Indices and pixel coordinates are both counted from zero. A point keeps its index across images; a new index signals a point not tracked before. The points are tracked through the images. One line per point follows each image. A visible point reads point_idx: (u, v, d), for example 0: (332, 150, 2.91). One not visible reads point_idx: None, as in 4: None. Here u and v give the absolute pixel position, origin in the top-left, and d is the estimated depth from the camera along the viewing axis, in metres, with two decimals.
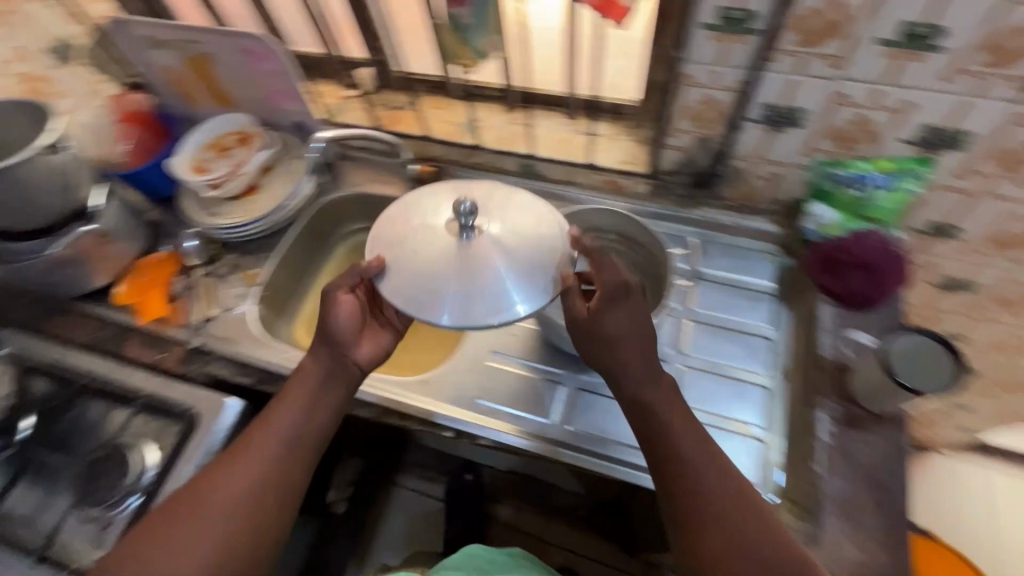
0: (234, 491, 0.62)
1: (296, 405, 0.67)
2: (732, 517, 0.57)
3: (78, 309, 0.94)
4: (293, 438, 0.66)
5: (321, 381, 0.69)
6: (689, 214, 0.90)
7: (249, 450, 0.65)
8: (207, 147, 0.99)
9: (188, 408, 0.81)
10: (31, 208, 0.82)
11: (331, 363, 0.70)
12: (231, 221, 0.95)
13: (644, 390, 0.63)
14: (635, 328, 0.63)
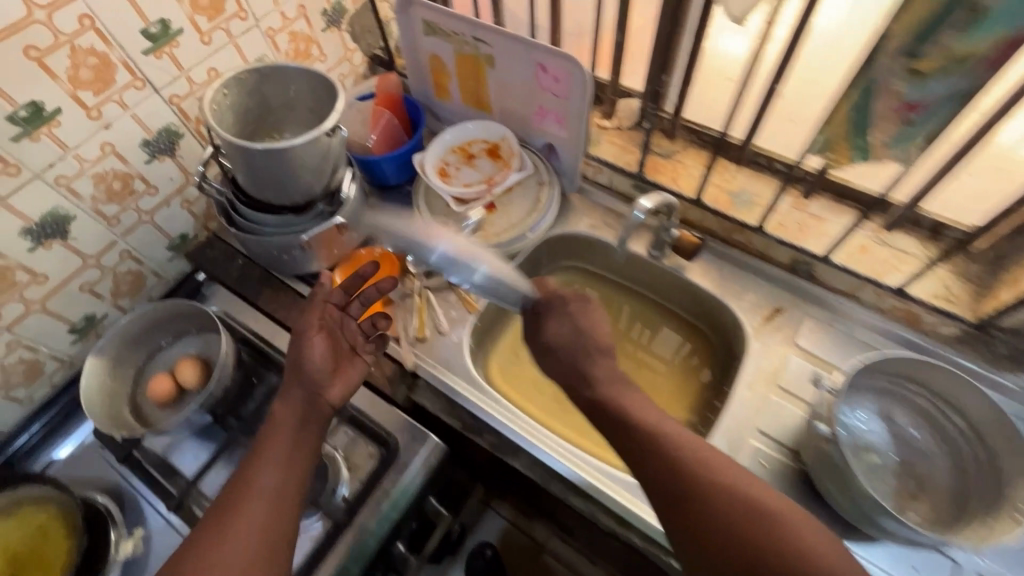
0: (228, 555, 0.54)
1: (278, 460, 0.61)
2: (756, 509, 0.52)
3: (292, 287, 0.90)
4: (280, 491, 0.59)
5: (298, 425, 0.64)
6: (1005, 381, 0.74)
7: (238, 505, 0.57)
8: (455, 150, 0.93)
9: (391, 438, 0.76)
10: (293, 188, 0.78)
11: (306, 405, 0.66)
12: (465, 238, 0.87)
13: (625, 406, 0.61)
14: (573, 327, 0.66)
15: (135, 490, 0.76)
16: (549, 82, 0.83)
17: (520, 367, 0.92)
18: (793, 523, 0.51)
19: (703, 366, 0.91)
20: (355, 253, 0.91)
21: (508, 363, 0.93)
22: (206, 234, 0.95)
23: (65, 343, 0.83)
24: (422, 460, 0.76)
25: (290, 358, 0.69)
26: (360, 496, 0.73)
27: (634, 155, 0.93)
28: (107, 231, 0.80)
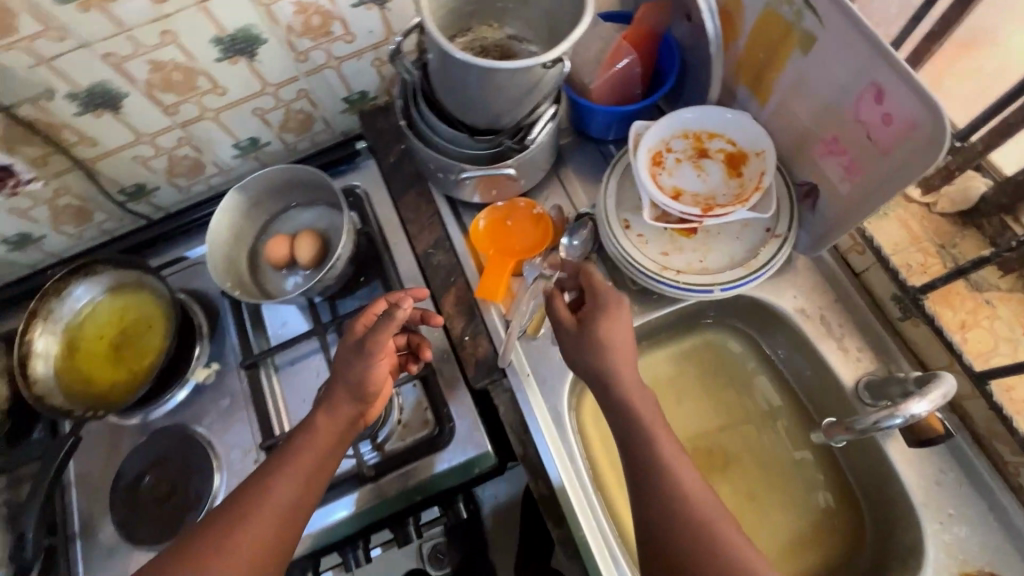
0: (242, 554, 0.56)
1: (299, 476, 0.61)
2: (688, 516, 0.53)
3: (435, 203, 0.80)
4: (294, 506, 0.60)
5: (333, 445, 0.63)
6: None
7: (252, 514, 0.58)
8: (690, 140, 0.69)
9: (450, 426, 0.69)
10: (477, 108, 0.64)
11: (349, 427, 0.64)
12: (637, 255, 0.69)
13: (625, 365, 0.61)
14: (600, 350, 0.61)
15: (226, 322, 0.80)
16: (873, 117, 0.54)
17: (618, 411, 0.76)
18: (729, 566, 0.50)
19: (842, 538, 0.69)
20: (515, 199, 0.77)
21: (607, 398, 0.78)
22: (386, 99, 0.86)
23: (227, 154, 0.83)
24: (472, 465, 0.69)
25: (341, 368, 0.65)
26: (397, 460, 0.69)
27: (926, 261, 0.64)
28: (293, 66, 0.74)
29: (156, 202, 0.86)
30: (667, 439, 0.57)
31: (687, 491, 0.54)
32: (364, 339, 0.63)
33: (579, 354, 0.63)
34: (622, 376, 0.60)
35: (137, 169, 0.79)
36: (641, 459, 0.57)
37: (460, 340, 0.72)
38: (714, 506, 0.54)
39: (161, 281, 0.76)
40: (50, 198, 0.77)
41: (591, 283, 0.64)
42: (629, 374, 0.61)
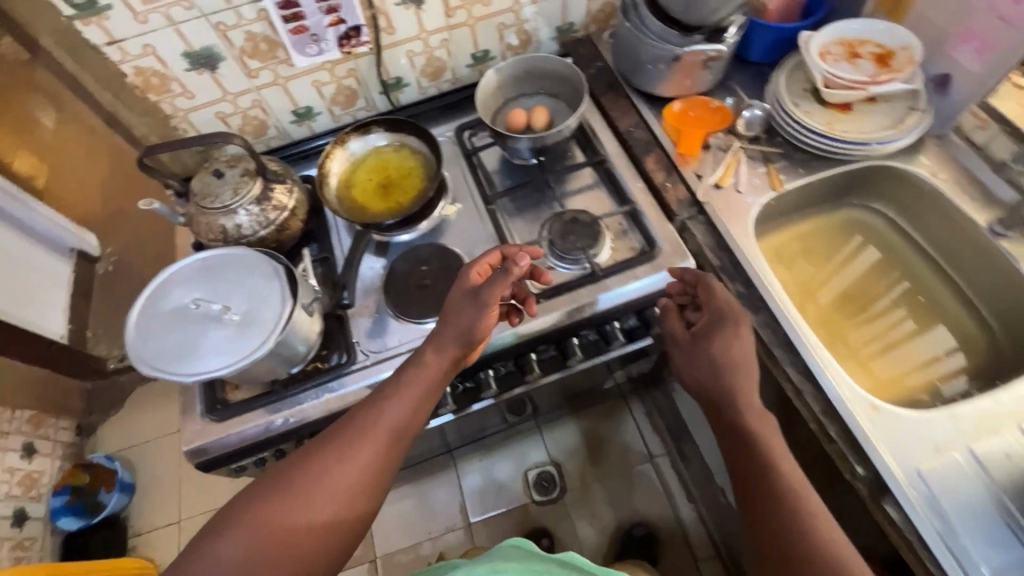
0: (345, 477, 0.65)
1: (406, 402, 0.70)
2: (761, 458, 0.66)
3: (631, 99, 1.02)
4: (398, 433, 0.69)
5: (436, 379, 0.73)
6: None
7: (365, 434, 0.67)
8: (845, 45, 0.92)
9: (658, 244, 0.87)
10: (694, 8, 0.87)
11: (452, 365, 0.74)
12: (809, 121, 0.90)
13: (730, 340, 0.72)
14: (715, 369, 0.72)
15: (465, 180, 1.01)
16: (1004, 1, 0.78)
17: (785, 264, 0.99)
18: (804, 508, 0.61)
19: (974, 367, 0.87)
20: (697, 97, 1.00)
21: (774, 253, 1.00)
22: (585, 32, 1.11)
23: (464, 63, 1.08)
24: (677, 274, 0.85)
25: (454, 321, 0.73)
26: (616, 266, 0.86)
27: None
28: None
29: (401, 98, 1.10)
30: (752, 407, 0.70)
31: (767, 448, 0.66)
32: (480, 291, 0.72)
33: (689, 368, 0.76)
34: (736, 389, 0.70)
35: (404, 63, 1.03)
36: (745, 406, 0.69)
37: (663, 186, 0.91)
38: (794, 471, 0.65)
39: (423, 139, 0.98)
40: (342, 77, 1.01)
41: (709, 294, 0.77)
42: (738, 347, 0.72)
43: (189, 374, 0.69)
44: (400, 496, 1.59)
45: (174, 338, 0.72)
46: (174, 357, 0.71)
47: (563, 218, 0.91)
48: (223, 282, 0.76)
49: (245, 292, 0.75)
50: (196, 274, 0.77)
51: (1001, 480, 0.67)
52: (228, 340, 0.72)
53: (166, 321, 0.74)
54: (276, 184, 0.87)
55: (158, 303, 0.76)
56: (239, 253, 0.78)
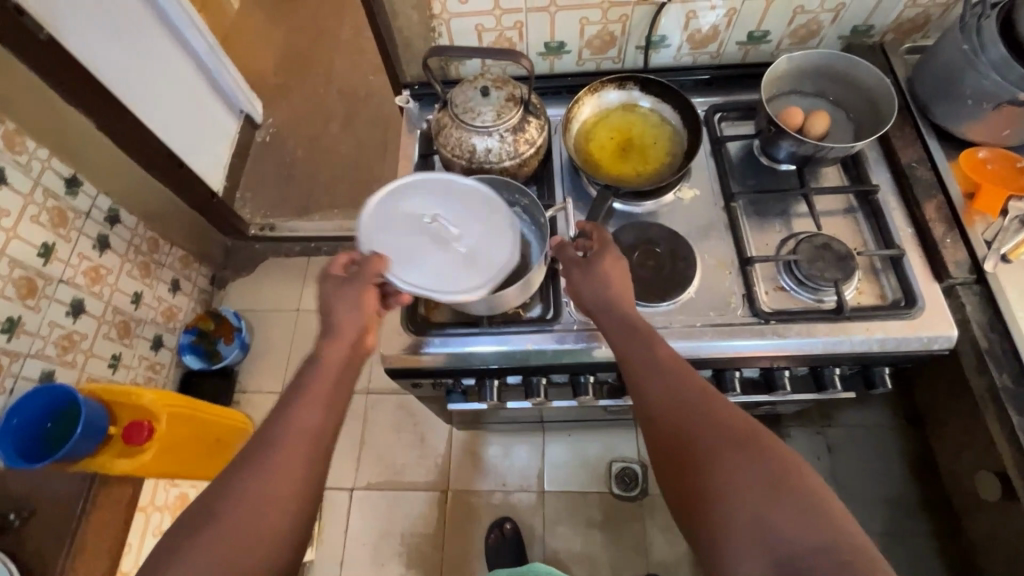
0: (284, 480, 0.59)
1: (313, 400, 0.65)
2: (687, 460, 0.60)
3: (920, 131, 0.90)
4: (320, 427, 0.64)
5: (340, 365, 0.68)
6: None
7: (284, 440, 0.61)
8: None
9: (922, 303, 0.77)
10: None
11: (353, 350, 0.69)
12: None
13: (623, 345, 0.70)
14: (600, 282, 0.73)
15: (706, 169, 0.93)
16: None
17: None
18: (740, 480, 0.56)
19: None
20: (1004, 151, 0.86)
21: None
22: (880, 40, 0.98)
23: (736, 39, 0.98)
24: (932, 341, 0.76)
25: (332, 315, 0.69)
26: (867, 311, 0.77)
27: None
28: None
29: (653, 59, 1.02)
30: (666, 408, 0.64)
31: (689, 438, 0.61)
32: (354, 289, 0.69)
33: (581, 288, 0.74)
34: (655, 394, 0.66)
35: (677, 23, 0.95)
36: (670, 455, 0.62)
37: (940, 239, 0.80)
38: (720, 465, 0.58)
39: (679, 111, 0.90)
40: (610, 21, 0.94)
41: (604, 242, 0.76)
42: (628, 304, 0.73)
43: (408, 281, 0.69)
44: (484, 442, 1.62)
45: (400, 241, 0.72)
46: (400, 261, 0.71)
47: (813, 240, 0.83)
48: (455, 208, 0.76)
49: (483, 228, 0.75)
50: (435, 189, 0.77)
51: None
52: (450, 267, 0.71)
53: (400, 225, 0.73)
54: (533, 118, 0.83)
55: (396, 204, 0.75)
56: (473, 190, 0.77)
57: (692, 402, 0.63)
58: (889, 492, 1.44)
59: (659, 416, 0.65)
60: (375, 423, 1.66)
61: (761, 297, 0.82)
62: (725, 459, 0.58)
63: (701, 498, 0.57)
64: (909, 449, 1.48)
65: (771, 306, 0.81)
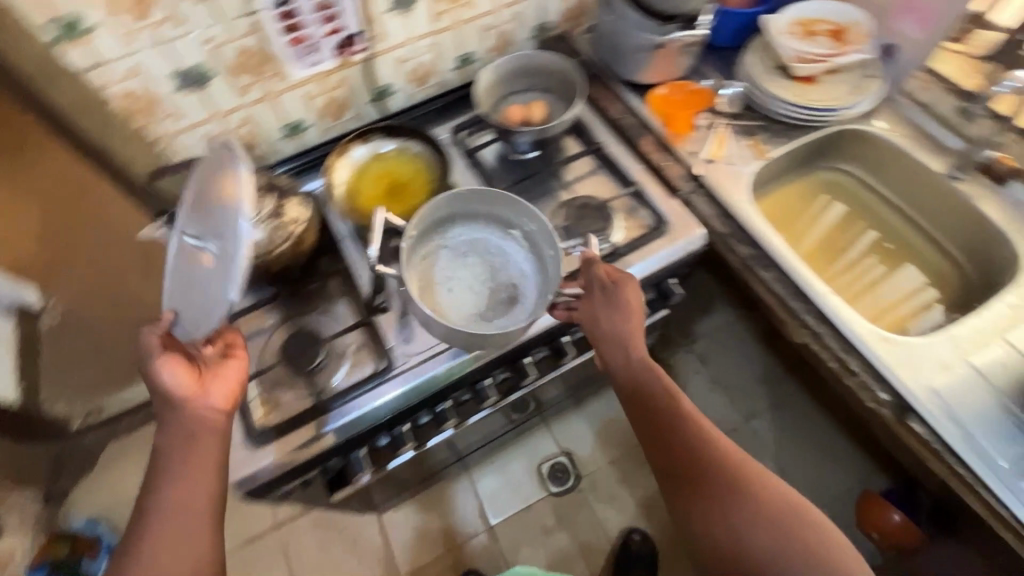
0: None
1: (188, 470, 0.64)
2: (727, 514, 0.71)
3: (615, 89, 1.08)
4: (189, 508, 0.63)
5: (191, 447, 0.65)
6: None
7: (148, 544, 0.60)
8: (801, 22, 1.02)
9: (670, 216, 0.92)
10: None
11: (185, 435, 0.65)
12: (787, 95, 0.99)
13: (658, 403, 0.77)
14: (623, 311, 0.78)
15: (471, 180, 1.02)
16: None
17: (778, 215, 1.05)
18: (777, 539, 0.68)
19: (942, 299, 0.97)
20: (676, 82, 1.07)
21: (767, 210, 1.06)
22: (560, 30, 1.16)
23: (449, 66, 1.10)
24: (688, 243, 0.91)
25: (153, 400, 0.67)
26: (631, 241, 0.90)
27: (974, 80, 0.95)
28: None
29: (391, 106, 1.10)
30: (694, 458, 0.74)
31: (728, 493, 0.72)
32: (146, 364, 0.66)
33: (598, 328, 0.79)
34: (681, 442, 0.75)
35: (392, 70, 1.04)
36: (705, 497, 0.73)
37: (662, 165, 0.98)
38: (750, 509, 0.71)
39: (424, 142, 0.99)
40: (332, 88, 1.00)
41: (625, 280, 0.78)
42: (640, 347, 0.78)
43: (193, 329, 0.69)
44: (417, 511, 1.56)
45: (185, 270, 0.70)
46: (168, 332, 0.69)
47: (573, 206, 0.96)
48: (214, 198, 0.68)
49: (212, 210, 0.68)
50: (196, 202, 0.70)
51: (1000, 384, 0.76)
52: (212, 278, 0.67)
53: (174, 276, 0.70)
54: (288, 199, 0.87)
55: (166, 253, 0.72)
56: (236, 171, 0.67)
57: (724, 458, 0.74)
58: (758, 372, 1.66)
59: (681, 467, 0.75)
60: (299, 554, 1.52)
61: None
62: (763, 519, 0.70)
63: (717, 521, 0.71)
64: (755, 330, 1.72)
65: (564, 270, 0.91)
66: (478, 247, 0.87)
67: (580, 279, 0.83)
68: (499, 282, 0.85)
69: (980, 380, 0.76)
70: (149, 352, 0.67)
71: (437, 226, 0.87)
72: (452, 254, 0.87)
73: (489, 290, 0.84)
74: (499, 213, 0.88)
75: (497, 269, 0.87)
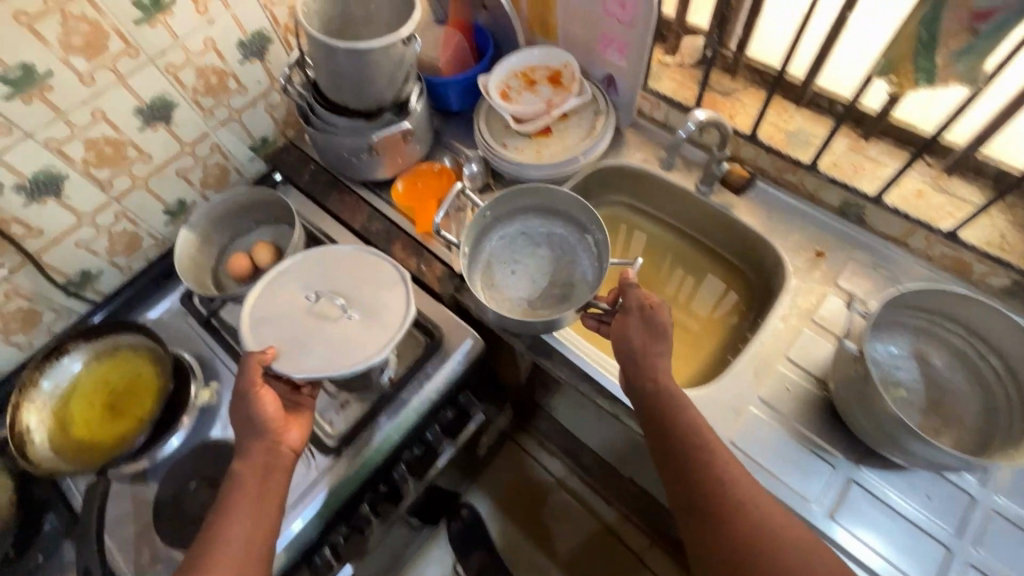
0: None
1: (244, 514, 0.63)
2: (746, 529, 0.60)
3: (356, 192, 0.98)
4: (246, 542, 0.62)
5: (259, 481, 0.66)
6: None
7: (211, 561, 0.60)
8: (518, 74, 0.96)
9: (437, 329, 0.83)
10: (364, 91, 0.84)
11: (266, 457, 0.67)
12: (523, 158, 0.92)
13: (690, 426, 0.66)
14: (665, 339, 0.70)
15: (212, 353, 0.87)
16: (614, 8, 0.84)
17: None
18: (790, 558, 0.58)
19: (743, 305, 0.93)
20: (417, 165, 0.97)
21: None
22: (283, 139, 1.03)
23: (160, 222, 0.94)
24: (464, 352, 0.82)
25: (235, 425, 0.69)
26: (404, 376, 0.80)
27: (691, 91, 0.94)
28: (202, 122, 0.90)
29: (101, 288, 0.93)
30: (729, 482, 0.63)
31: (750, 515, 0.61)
32: (245, 397, 0.68)
33: (647, 359, 0.70)
34: (715, 470, 0.64)
35: (80, 255, 0.87)
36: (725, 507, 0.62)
37: (419, 270, 0.89)
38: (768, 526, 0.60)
39: (140, 332, 0.83)
40: (1, 304, 0.81)
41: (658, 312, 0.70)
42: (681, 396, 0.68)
43: (316, 369, 0.69)
44: None
45: (298, 329, 0.73)
46: (297, 346, 0.72)
47: None
48: (361, 278, 0.78)
49: (367, 282, 0.78)
50: (322, 267, 0.80)
51: (790, 413, 0.73)
52: (353, 332, 0.73)
53: (278, 318, 0.74)
54: None
55: (279, 293, 0.77)
56: (386, 265, 0.79)
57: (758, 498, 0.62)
58: None
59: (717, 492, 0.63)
60: None
61: (325, 430, 0.79)
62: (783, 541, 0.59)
63: (710, 502, 0.63)
64: None
65: (337, 431, 0.79)
66: (546, 238, 0.93)
67: (612, 293, 0.78)
68: (556, 278, 0.90)
69: (769, 417, 0.73)
70: (246, 380, 0.68)
71: (512, 215, 0.93)
72: (503, 246, 0.93)
73: (546, 283, 0.91)
74: (575, 217, 0.91)
75: (559, 262, 0.92)
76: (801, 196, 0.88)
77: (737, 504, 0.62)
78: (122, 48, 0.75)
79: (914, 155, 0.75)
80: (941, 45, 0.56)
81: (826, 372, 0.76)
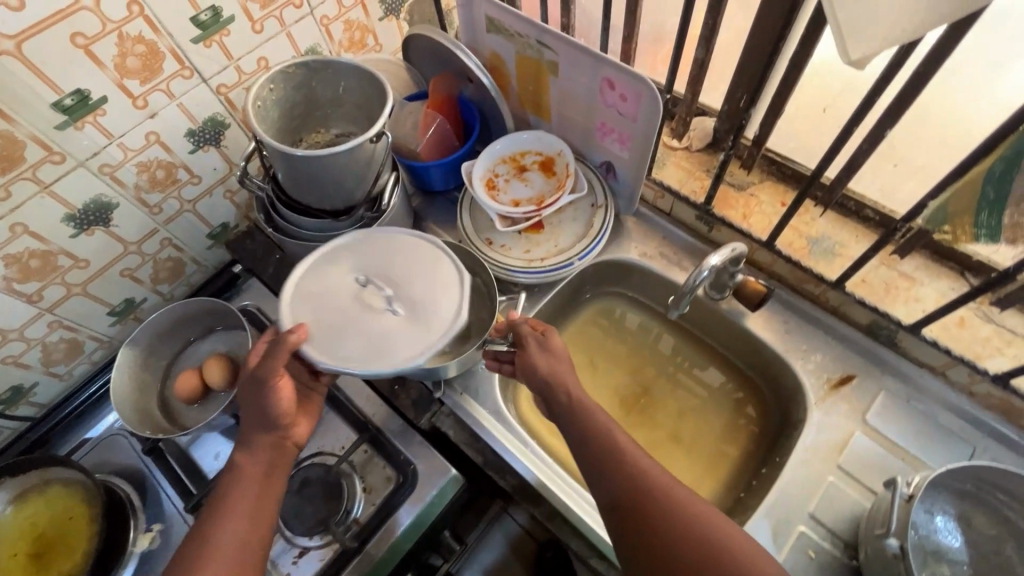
0: None
1: (240, 512, 0.56)
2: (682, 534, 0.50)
3: None
4: (243, 542, 0.55)
5: (260, 475, 0.59)
6: None
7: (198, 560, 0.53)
8: (507, 160, 0.86)
9: (413, 466, 0.73)
10: (330, 190, 0.74)
11: (273, 451, 0.61)
12: (513, 262, 0.82)
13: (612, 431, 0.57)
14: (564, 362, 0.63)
15: (157, 482, 0.77)
16: (615, 99, 0.74)
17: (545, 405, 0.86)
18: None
19: (755, 427, 0.83)
20: None
21: (533, 412, 0.86)
22: (246, 223, 0.93)
23: (103, 325, 0.84)
24: (442, 493, 0.72)
25: (245, 406, 0.63)
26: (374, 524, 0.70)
27: (700, 183, 0.84)
28: (149, 219, 0.79)
29: (38, 400, 0.83)
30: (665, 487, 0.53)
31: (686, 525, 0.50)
32: (258, 372, 0.61)
33: (539, 373, 0.63)
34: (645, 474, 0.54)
35: (9, 372, 0.77)
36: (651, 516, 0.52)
37: (391, 390, 0.79)
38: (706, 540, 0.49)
39: (70, 464, 0.72)
40: None
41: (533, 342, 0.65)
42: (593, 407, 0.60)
43: (341, 361, 0.59)
44: None
45: (332, 313, 0.63)
46: (333, 332, 0.62)
47: (291, 485, 0.73)
48: (414, 267, 0.67)
49: (421, 278, 0.66)
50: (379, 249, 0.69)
51: None
52: (393, 334, 0.62)
53: (322, 300, 0.64)
54: None
55: (326, 269, 0.67)
56: (444, 260, 0.67)
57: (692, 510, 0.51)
58: None
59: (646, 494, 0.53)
60: None
61: None
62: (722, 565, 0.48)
63: (634, 503, 0.53)
64: None
65: None
66: None
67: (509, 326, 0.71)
68: None
69: None
70: (272, 364, 0.60)
71: None
72: None
73: None
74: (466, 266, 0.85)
75: None
76: (824, 309, 0.78)
77: (661, 512, 0.51)
78: (44, 154, 0.64)
79: (984, 284, 0.61)
80: (1012, 204, 0.46)
81: (852, 533, 0.66)
